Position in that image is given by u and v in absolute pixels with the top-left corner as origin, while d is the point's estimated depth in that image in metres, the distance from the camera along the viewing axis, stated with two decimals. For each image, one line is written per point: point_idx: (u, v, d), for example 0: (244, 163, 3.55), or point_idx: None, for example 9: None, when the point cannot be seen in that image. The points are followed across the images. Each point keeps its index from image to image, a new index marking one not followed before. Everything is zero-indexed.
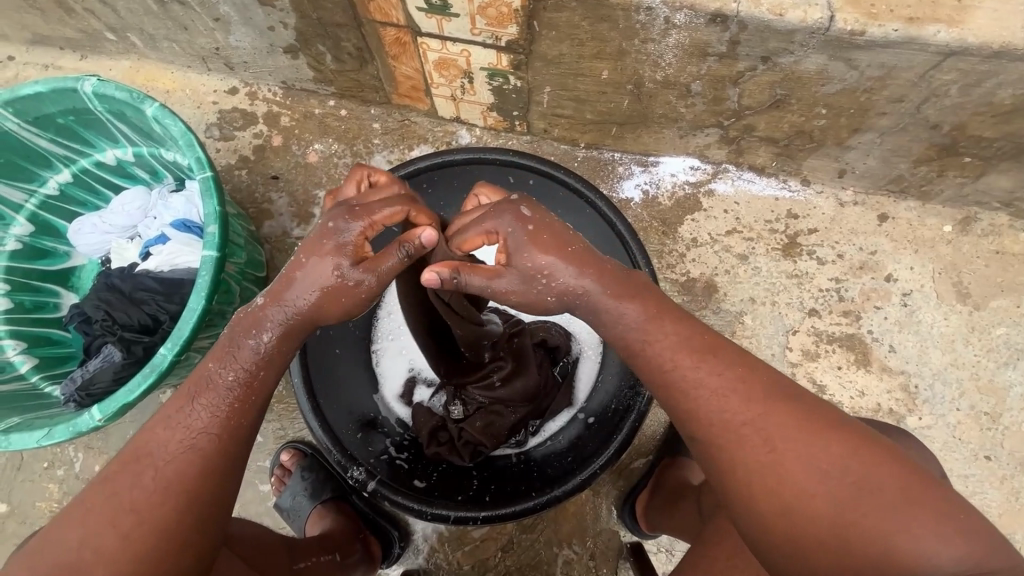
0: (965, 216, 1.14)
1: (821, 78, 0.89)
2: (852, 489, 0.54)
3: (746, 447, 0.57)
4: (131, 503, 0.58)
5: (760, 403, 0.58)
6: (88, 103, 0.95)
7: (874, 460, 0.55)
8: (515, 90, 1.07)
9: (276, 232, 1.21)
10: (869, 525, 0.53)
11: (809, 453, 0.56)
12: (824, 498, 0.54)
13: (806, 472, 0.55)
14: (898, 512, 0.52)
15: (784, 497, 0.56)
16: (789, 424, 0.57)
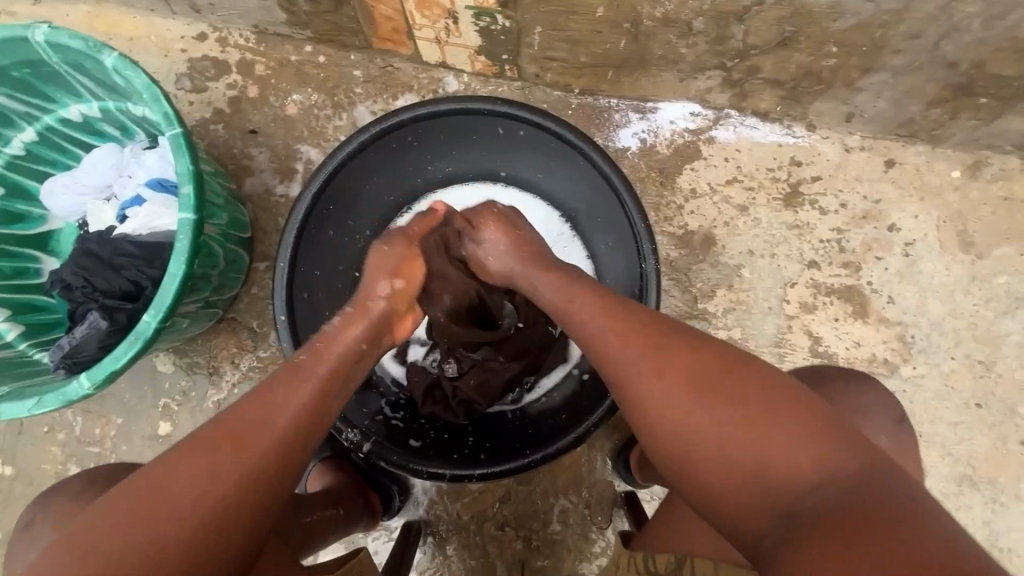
0: (975, 160, 1.09)
1: (834, 12, 0.82)
2: (738, 403, 0.54)
3: (641, 384, 0.59)
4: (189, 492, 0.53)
5: (648, 341, 0.61)
6: (43, 54, 0.88)
7: (781, 401, 0.53)
8: (504, 31, 0.99)
9: (259, 190, 1.16)
10: (752, 446, 0.52)
11: (710, 394, 0.55)
12: (712, 419, 0.54)
13: (706, 412, 0.55)
14: (778, 426, 0.52)
15: (689, 440, 0.55)
16: (674, 355, 0.59)
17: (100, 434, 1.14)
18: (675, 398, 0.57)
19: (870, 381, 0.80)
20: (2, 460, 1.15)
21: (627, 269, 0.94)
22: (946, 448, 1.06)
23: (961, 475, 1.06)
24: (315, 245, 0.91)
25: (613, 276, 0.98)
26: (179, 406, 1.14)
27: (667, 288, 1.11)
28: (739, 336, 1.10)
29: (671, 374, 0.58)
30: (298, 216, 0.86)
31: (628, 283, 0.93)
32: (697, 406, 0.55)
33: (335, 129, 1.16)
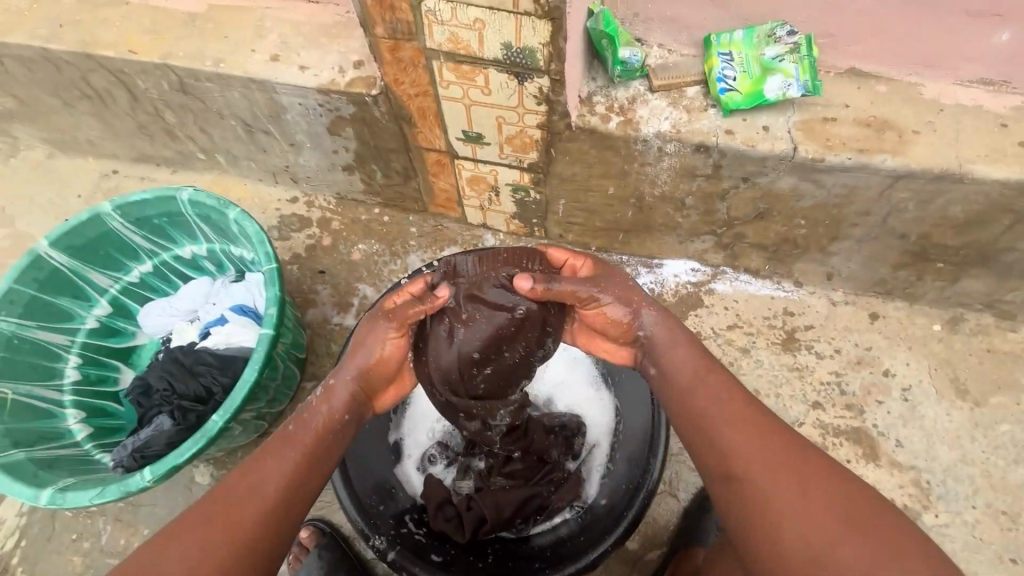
0: (952, 316, 1.22)
1: (795, 195, 1.04)
2: (803, 483, 0.67)
3: (724, 430, 0.73)
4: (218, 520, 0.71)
5: (742, 412, 0.74)
6: (182, 208, 1.15)
7: (846, 497, 0.66)
8: (535, 202, 1.25)
9: (318, 319, 1.34)
10: (813, 523, 0.64)
11: (780, 469, 0.68)
12: (776, 481, 0.68)
13: (804, 512, 0.65)
14: (837, 523, 0.64)
15: (787, 531, 0.65)
16: (760, 428, 0.72)
17: (123, 544, 1.16)
18: (807, 520, 0.65)
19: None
20: (22, 569, 1.16)
21: None
22: None
23: None
24: None
25: None
26: None
27: None
28: None
29: (787, 490, 0.67)
30: (357, 336, 1.04)
31: None
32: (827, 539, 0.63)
33: (389, 272, 1.39)
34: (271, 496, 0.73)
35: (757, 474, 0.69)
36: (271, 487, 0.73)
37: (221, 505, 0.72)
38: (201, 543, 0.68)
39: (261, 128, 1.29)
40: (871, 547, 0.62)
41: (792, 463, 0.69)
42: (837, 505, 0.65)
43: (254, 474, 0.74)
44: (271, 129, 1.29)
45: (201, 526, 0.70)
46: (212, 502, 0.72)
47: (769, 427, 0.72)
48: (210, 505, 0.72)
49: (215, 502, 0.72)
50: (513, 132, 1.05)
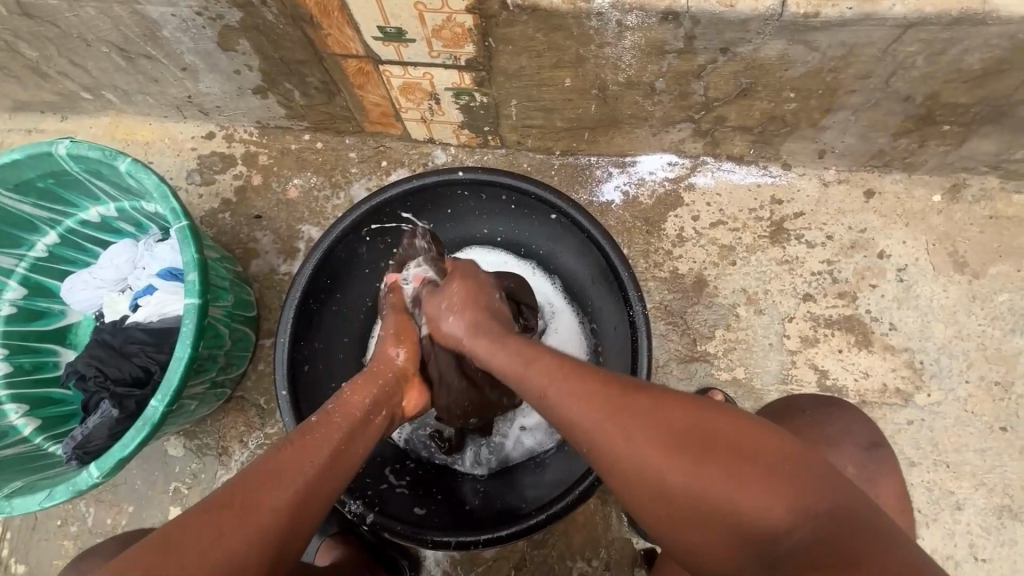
0: (953, 183, 1.12)
1: (783, 63, 0.87)
2: (673, 447, 0.53)
3: (573, 406, 0.59)
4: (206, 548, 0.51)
5: (591, 399, 0.59)
6: (65, 165, 0.96)
7: (723, 445, 0.52)
8: (482, 106, 1.07)
9: (263, 271, 1.21)
10: (713, 489, 0.50)
11: (658, 437, 0.54)
12: (658, 466, 0.53)
13: (647, 442, 0.54)
14: (733, 478, 0.50)
15: (655, 486, 0.53)
16: (609, 400, 0.58)
17: (111, 523, 1.13)
18: (705, 488, 0.51)
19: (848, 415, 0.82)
20: (15, 559, 1.14)
21: (619, 323, 0.93)
22: (978, 478, 1.02)
23: (1000, 506, 1.01)
24: (313, 324, 0.94)
25: (610, 332, 0.96)
26: (189, 489, 1.13)
27: (664, 332, 1.11)
28: (743, 375, 1.09)
29: (675, 462, 0.52)
30: (298, 291, 0.90)
31: (618, 332, 0.94)
32: (744, 504, 0.49)
33: (333, 208, 1.23)
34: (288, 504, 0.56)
35: (597, 435, 0.57)
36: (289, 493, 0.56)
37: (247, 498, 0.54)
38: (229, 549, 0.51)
39: (141, 52, 1.07)
40: (781, 502, 0.48)
41: (631, 400, 0.57)
42: (680, 433, 0.53)
43: (285, 471, 0.58)
44: (153, 52, 1.06)
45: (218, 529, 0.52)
46: (228, 492, 0.55)
47: (600, 382, 0.60)
48: (224, 496, 0.54)
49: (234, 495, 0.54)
50: (439, 22, 0.84)
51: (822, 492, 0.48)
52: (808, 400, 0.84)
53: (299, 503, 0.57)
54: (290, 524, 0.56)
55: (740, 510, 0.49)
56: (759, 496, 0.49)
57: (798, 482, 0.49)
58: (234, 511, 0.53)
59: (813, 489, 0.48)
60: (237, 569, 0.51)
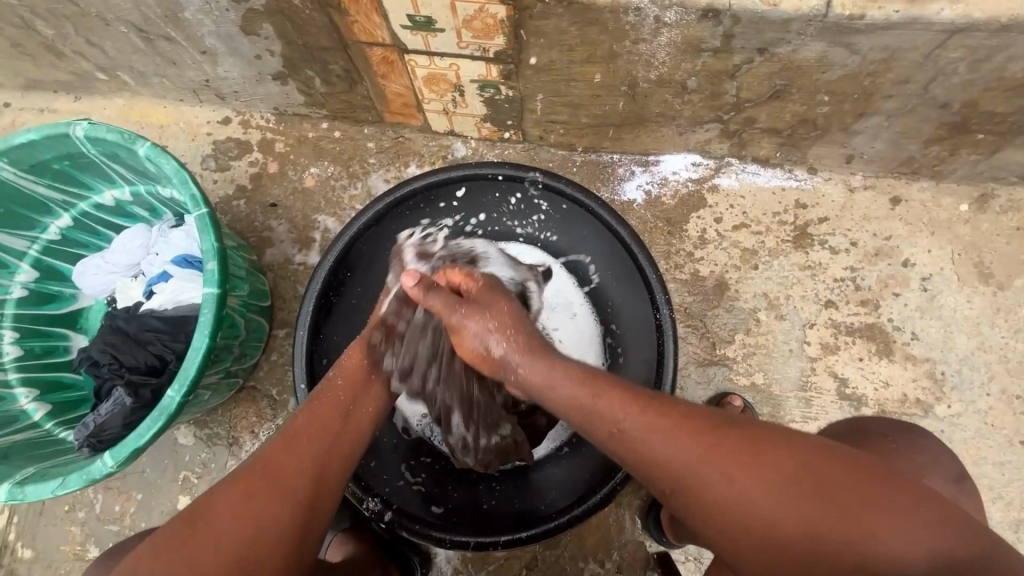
0: (982, 193, 1.10)
1: (821, 65, 0.86)
2: (786, 486, 0.52)
3: (677, 446, 0.57)
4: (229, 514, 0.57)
5: (695, 440, 0.56)
6: (82, 147, 0.95)
7: (839, 481, 0.51)
8: (507, 100, 1.05)
9: (278, 260, 1.19)
10: (839, 531, 0.49)
11: (771, 478, 0.53)
12: (773, 508, 0.52)
13: (762, 486, 0.53)
14: (860, 517, 0.49)
15: (770, 538, 0.52)
16: (713, 434, 0.56)
17: (119, 510, 1.12)
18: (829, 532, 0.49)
19: (918, 432, 0.79)
20: (21, 543, 1.13)
21: (643, 325, 0.91)
22: (996, 491, 1.02)
23: (1017, 520, 1.01)
24: (332, 317, 0.92)
25: (632, 333, 0.95)
26: (199, 478, 1.12)
27: (683, 335, 1.10)
28: (762, 381, 1.08)
29: (790, 500, 0.51)
30: (318, 283, 0.88)
31: (641, 333, 0.92)
32: (872, 542, 0.48)
33: (350, 198, 1.21)
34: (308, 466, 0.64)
35: (703, 478, 0.55)
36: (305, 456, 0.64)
37: (264, 475, 0.61)
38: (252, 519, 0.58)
39: (160, 33, 1.04)
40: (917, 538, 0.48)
41: (740, 439, 0.55)
42: (793, 477, 0.52)
43: (295, 450, 0.64)
44: (173, 33, 1.04)
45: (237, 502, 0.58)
46: (246, 471, 0.61)
47: (696, 417, 0.58)
48: (242, 475, 0.61)
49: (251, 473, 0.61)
50: (471, 13, 0.82)
51: (952, 532, 0.49)
52: (858, 418, 0.81)
53: (314, 467, 0.64)
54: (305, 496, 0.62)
55: (873, 555, 0.48)
56: (897, 543, 0.48)
57: (922, 518, 0.49)
58: (254, 474, 0.61)
59: (939, 526, 0.49)
60: (261, 537, 0.57)
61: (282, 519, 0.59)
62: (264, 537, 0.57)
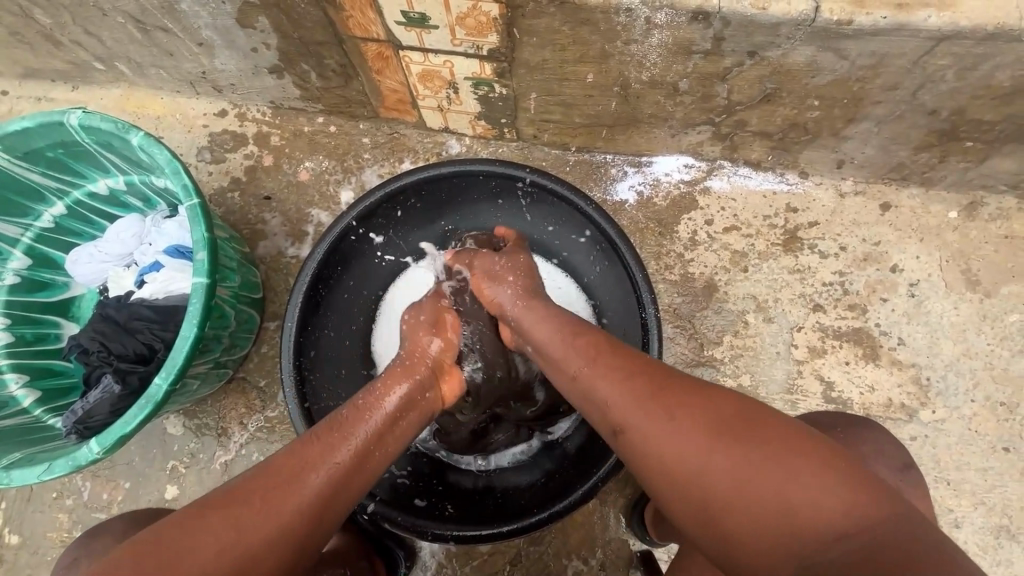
0: (971, 201, 1.11)
1: (811, 70, 0.86)
2: (711, 435, 0.54)
3: (619, 391, 0.63)
4: (233, 529, 0.55)
5: (634, 390, 0.62)
6: (76, 136, 0.95)
7: (764, 434, 0.53)
8: (501, 98, 1.06)
9: (271, 253, 1.20)
10: (752, 481, 0.51)
11: (696, 423, 0.56)
12: (694, 451, 0.54)
13: (686, 433, 0.55)
14: (777, 469, 0.50)
15: (689, 483, 0.54)
16: (652, 381, 0.62)
17: (107, 498, 1.13)
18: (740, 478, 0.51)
19: (868, 426, 0.80)
20: (9, 529, 1.13)
21: (629, 324, 0.92)
22: (978, 497, 1.02)
23: (997, 526, 1.02)
24: (321, 310, 0.93)
25: (619, 333, 0.95)
26: (187, 468, 1.13)
27: (671, 336, 1.10)
28: (748, 383, 1.08)
29: (710, 449, 0.53)
30: (307, 276, 0.89)
31: (628, 332, 0.92)
32: (782, 495, 0.49)
33: (344, 193, 1.21)
34: (324, 491, 0.61)
35: (631, 418, 0.60)
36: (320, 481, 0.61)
37: (288, 480, 0.59)
38: (264, 531, 0.56)
39: (157, 25, 1.05)
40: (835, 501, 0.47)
41: (681, 390, 0.59)
42: (720, 431, 0.54)
43: (324, 458, 0.63)
44: (170, 25, 1.05)
45: (260, 501, 0.57)
46: (269, 473, 0.60)
47: (646, 366, 0.64)
48: (265, 476, 0.59)
49: (276, 473, 0.60)
50: (464, 10, 0.83)
51: (881, 507, 0.47)
52: (827, 416, 0.83)
53: (326, 493, 0.61)
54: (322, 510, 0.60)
55: (784, 509, 0.48)
56: (813, 498, 0.48)
57: (840, 480, 0.49)
58: (267, 492, 0.58)
59: (866, 497, 0.48)
60: (268, 547, 0.56)
61: (292, 536, 0.57)
62: (270, 553, 0.56)
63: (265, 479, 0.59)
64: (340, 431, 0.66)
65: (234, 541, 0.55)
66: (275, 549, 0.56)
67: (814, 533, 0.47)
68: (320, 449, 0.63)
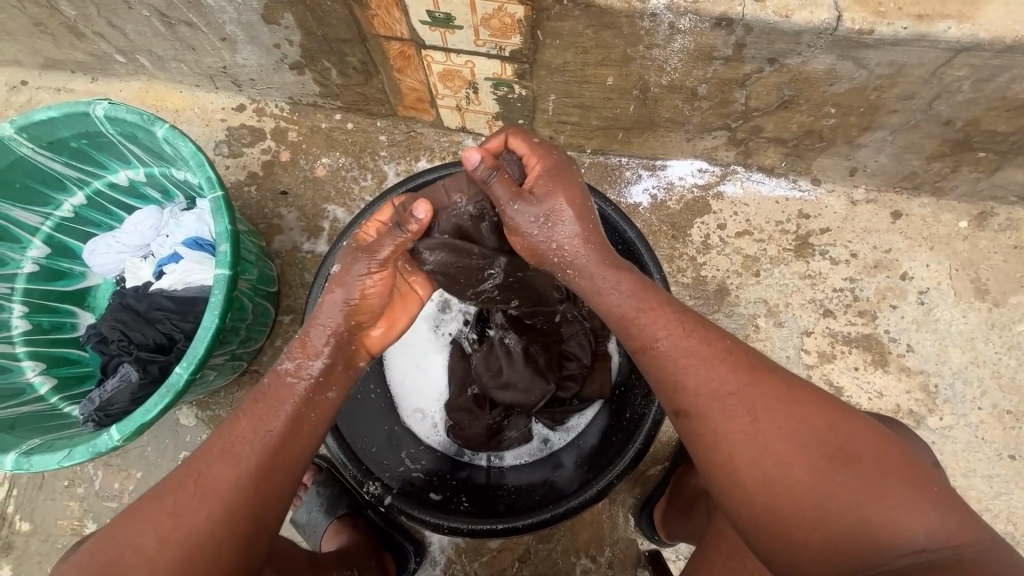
0: (981, 211, 1.12)
1: (829, 78, 0.88)
2: (803, 438, 0.56)
3: (705, 376, 0.60)
4: (159, 533, 0.61)
5: (727, 376, 0.60)
6: (100, 126, 0.96)
7: (856, 449, 0.55)
8: (520, 99, 1.07)
9: (286, 247, 1.21)
10: (841, 492, 0.53)
11: (787, 424, 0.57)
12: (785, 451, 0.56)
13: (776, 431, 0.57)
14: (870, 484, 0.53)
15: (771, 481, 0.56)
16: (741, 368, 0.60)
17: (119, 488, 1.13)
18: (828, 492, 0.54)
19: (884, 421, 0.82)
20: (20, 516, 1.14)
21: None
22: (984, 503, 1.04)
23: (1002, 533, 1.03)
24: None
25: None
26: None
27: None
28: None
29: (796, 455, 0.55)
30: (328, 269, 0.90)
31: None
32: (871, 514, 0.52)
33: (361, 189, 1.22)
34: (244, 478, 0.62)
35: (713, 410, 0.59)
36: (239, 469, 0.62)
37: (198, 481, 0.62)
38: (185, 530, 0.60)
39: (182, 19, 1.06)
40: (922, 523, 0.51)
41: (766, 384, 0.59)
42: (821, 440, 0.56)
43: (230, 454, 0.63)
44: (194, 19, 1.06)
45: (173, 507, 0.61)
46: (188, 471, 0.63)
47: (734, 354, 0.62)
48: (183, 475, 0.63)
49: (185, 479, 0.63)
50: (490, 11, 0.84)
51: (959, 523, 0.52)
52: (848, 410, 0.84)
53: (244, 482, 0.62)
54: (242, 507, 0.61)
55: (870, 526, 0.52)
56: (903, 514, 0.52)
57: (929, 502, 0.52)
58: (188, 491, 0.62)
59: (948, 517, 0.52)
60: (193, 545, 0.60)
61: (207, 531, 0.60)
62: (193, 549, 0.60)
63: (181, 481, 0.63)
64: (255, 415, 0.65)
65: (160, 545, 0.60)
66: (198, 544, 0.60)
67: (896, 544, 0.51)
68: (233, 434, 0.64)
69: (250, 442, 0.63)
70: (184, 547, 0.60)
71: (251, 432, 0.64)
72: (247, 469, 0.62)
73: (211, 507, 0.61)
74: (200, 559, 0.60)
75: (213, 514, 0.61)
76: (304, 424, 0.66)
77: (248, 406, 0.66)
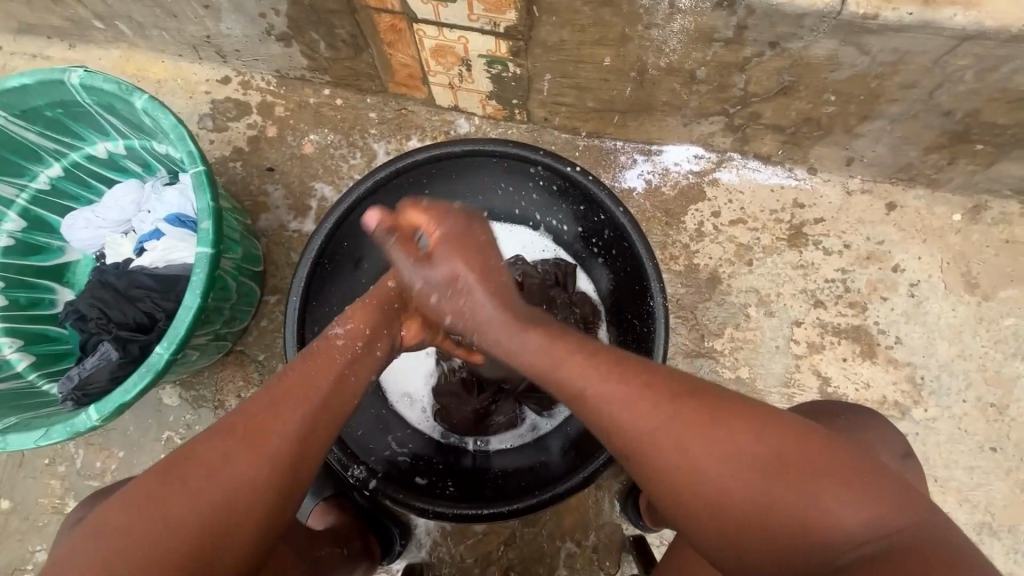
0: (975, 205, 1.12)
1: (831, 64, 0.86)
2: (738, 452, 0.55)
3: (635, 416, 0.58)
4: (207, 476, 0.56)
5: (659, 413, 0.58)
6: (77, 95, 0.92)
7: (785, 448, 0.54)
8: (515, 78, 1.04)
9: (273, 226, 1.18)
10: (781, 500, 0.53)
11: (722, 438, 0.55)
12: (729, 475, 0.54)
13: (711, 454, 0.55)
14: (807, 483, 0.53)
15: (712, 498, 0.55)
16: (673, 397, 0.58)
17: (100, 467, 1.12)
18: (766, 497, 0.53)
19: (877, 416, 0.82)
20: None
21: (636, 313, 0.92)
22: (963, 493, 1.05)
23: (980, 523, 1.04)
24: (326, 283, 0.92)
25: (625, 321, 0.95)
26: (182, 439, 1.12)
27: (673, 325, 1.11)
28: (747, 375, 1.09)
29: (735, 472, 0.54)
30: (314, 247, 0.87)
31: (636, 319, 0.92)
32: (814, 513, 0.52)
33: (349, 168, 1.19)
34: (300, 426, 0.62)
35: (662, 443, 0.57)
36: (298, 416, 0.62)
37: (251, 425, 0.60)
38: (236, 476, 0.57)
39: None
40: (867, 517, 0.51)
41: (695, 401, 0.58)
42: (747, 449, 0.54)
43: (286, 403, 0.62)
44: None
45: (225, 449, 0.58)
46: (240, 415, 0.61)
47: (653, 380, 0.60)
48: (235, 419, 0.60)
49: (237, 424, 0.60)
50: None
51: (893, 508, 0.52)
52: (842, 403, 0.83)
53: (302, 432, 0.61)
54: (296, 455, 0.60)
55: (813, 519, 0.52)
56: (838, 511, 0.52)
57: (867, 495, 0.52)
58: (242, 435, 0.59)
59: (884, 505, 0.52)
60: (244, 492, 0.57)
61: (263, 478, 0.58)
62: (244, 495, 0.56)
63: (234, 425, 0.60)
64: (303, 370, 0.66)
65: (203, 493, 0.55)
66: (243, 493, 0.57)
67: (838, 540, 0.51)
68: (292, 385, 0.64)
69: (306, 394, 0.64)
70: (237, 492, 0.56)
71: (311, 378, 0.66)
72: (309, 416, 0.63)
73: (250, 471, 0.57)
74: (249, 507, 0.57)
75: (268, 460, 0.58)
76: (344, 394, 0.67)
77: (298, 362, 0.67)
